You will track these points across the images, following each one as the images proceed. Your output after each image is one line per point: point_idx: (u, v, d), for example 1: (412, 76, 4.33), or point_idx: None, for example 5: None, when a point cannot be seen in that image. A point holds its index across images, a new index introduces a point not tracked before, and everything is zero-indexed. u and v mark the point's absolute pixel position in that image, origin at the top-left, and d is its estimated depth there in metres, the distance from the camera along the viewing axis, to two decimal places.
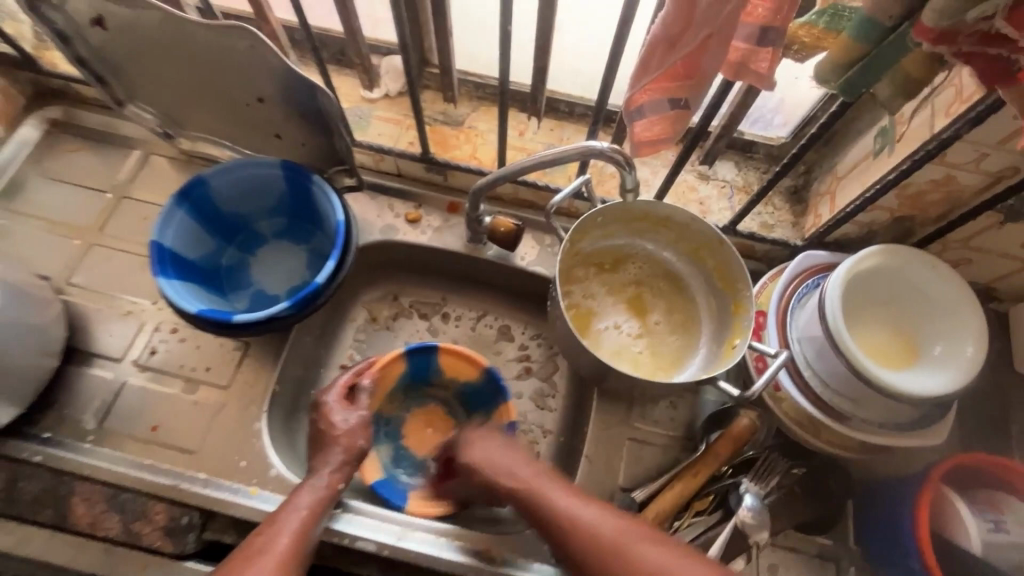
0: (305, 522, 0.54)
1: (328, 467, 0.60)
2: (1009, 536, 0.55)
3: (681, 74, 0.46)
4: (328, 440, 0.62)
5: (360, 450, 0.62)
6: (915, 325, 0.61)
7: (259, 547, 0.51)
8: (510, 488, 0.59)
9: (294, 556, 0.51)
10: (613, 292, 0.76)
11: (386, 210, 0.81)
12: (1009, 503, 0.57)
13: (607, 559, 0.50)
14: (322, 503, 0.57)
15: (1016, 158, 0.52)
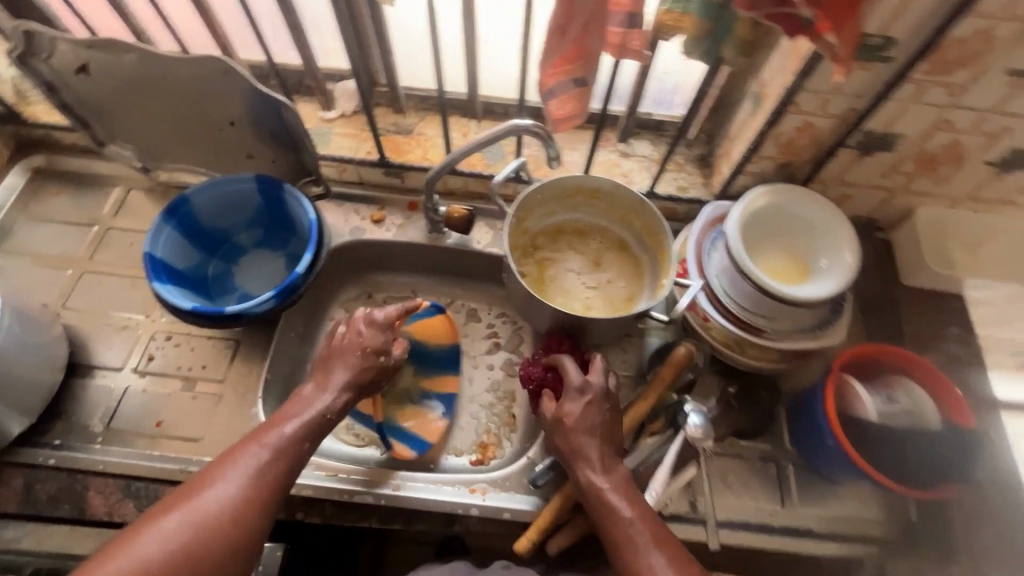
0: (297, 440, 0.60)
1: (337, 382, 0.65)
2: (899, 405, 0.67)
3: (575, 57, 0.58)
4: (351, 350, 0.67)
5: (371, 382, 0.68)
6: (806, 248, 0.74)
7: (250, 457, 0.57)
8: (585, 486, 0.63)
9: (279, 474, 0.58)
10: (570, 251, 0.89)
11: (353, 214, 0.90)
12: (900, 382, 0.69)
13: None
14: (318, 425, 0.62)
15: (849, 98, 0.66)
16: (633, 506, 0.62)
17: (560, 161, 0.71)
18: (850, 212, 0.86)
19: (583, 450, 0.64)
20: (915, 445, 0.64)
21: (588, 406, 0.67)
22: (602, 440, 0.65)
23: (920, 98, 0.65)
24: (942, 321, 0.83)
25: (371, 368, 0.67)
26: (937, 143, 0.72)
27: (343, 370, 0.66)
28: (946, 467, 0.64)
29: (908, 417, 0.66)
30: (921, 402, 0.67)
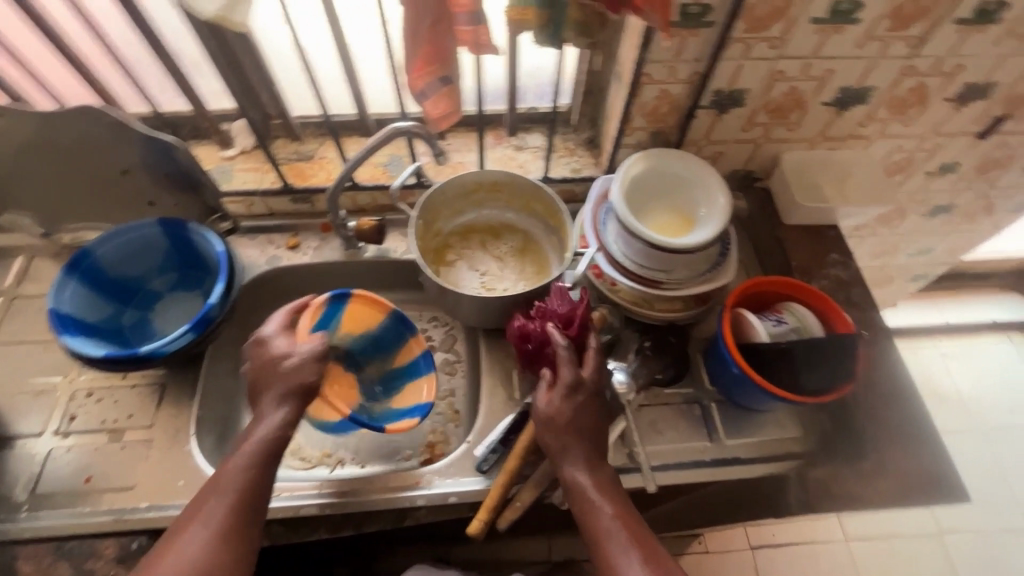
0: (252, 473, 0.60)
1: (274, 406, 0.64)
2: (787, 325, 0.74)
3: (436, 59, 0.63)
4: (271, 368, 0.66)
5: (312, 382, 0.66)
6: (686, 202, 0.80)
7: (209, 505, 0.57)
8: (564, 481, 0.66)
9: (243, 510, 0.58)
10: (481, 249, 0.94)
11: (268, 245, 0.92)
12: (786, 306, 0.76)
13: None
14: (267, 448, 0.61)
15: (691, 63, 0.74)
16: (614, 506, 0.64)
17: (447, 158, 0.76)
18: (728, 168, 0.95)
19: (571, 447, 0.66)
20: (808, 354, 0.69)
21: (580, 406, 0.68)
22: (588, 439, 0.67)
23: (750, 54, 0.74)
24: (824, 249, 0.92)
25: (310, 366, 0.66)
26: (778, 93, 0.81)
27: (273, 387, 0.65)
28: (835, 371, 0.69)
29: (796, 334, 0.74)
30: (804, 320, 0.75)
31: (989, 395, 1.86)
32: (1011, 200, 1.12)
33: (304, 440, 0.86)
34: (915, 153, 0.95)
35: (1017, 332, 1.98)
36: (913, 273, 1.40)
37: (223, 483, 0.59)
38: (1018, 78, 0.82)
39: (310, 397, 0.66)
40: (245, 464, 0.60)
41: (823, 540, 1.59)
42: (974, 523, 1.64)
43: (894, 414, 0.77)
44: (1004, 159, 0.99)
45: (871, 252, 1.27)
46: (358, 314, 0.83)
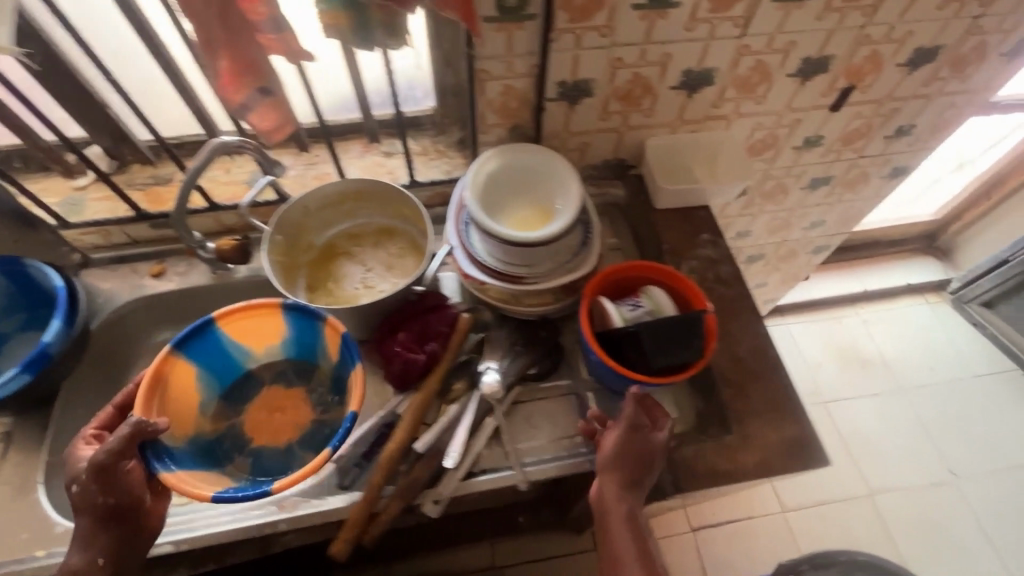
0: None
1: (79, 531, 0.59)
2: (644, 309, 0.75)
3: (244, 70, 0.62)
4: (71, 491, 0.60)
5: (106, 503, 0.59)
6: (545, 196, 0.80)
7: None
8: (602, 502, 0.67)
9: None
10: (361, 257, 0.92)
11: (130, 275, 0.89)
12: (646, 289, 0.77)
13: None
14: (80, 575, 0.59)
15: (526, 56, 0.74)
16: (641, 551, 0.63)
17: (281, 169, 0.77)
18: (598, 158, 0.96)
19: (629, 478, 0.66)
20: (657, 337, 0.70)
21: (647, 453, 0.67)
22: (644, 485, 0.67)
23: (582, 44, 0.74)
24: (696, 229, 0.93)
25: (98, 491, 0.58)
26: (623, 80, 0.81)
27: (77, 514, 0.60)
28: (684, 354, 0.70)
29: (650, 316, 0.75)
30: (660, 303, 0.76)
31: (911, 355, 1.93)
32: (884, 168, 1.17)
33: None
34: (776, 129, 0.98)
35: (933, 293, 2.06)
36: (814, 245, 1.44)
37: None
38: (852, 49, 0.85)
39: (115, 513, 0.60)
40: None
41: (762, 513, 1.62)
42: (904, 480, 1.69)
43: (760, 386, 0.78)
44: (865, 128, 1.03)
45: (766, 228, 1.31)
46: (254, 332, 0.80)
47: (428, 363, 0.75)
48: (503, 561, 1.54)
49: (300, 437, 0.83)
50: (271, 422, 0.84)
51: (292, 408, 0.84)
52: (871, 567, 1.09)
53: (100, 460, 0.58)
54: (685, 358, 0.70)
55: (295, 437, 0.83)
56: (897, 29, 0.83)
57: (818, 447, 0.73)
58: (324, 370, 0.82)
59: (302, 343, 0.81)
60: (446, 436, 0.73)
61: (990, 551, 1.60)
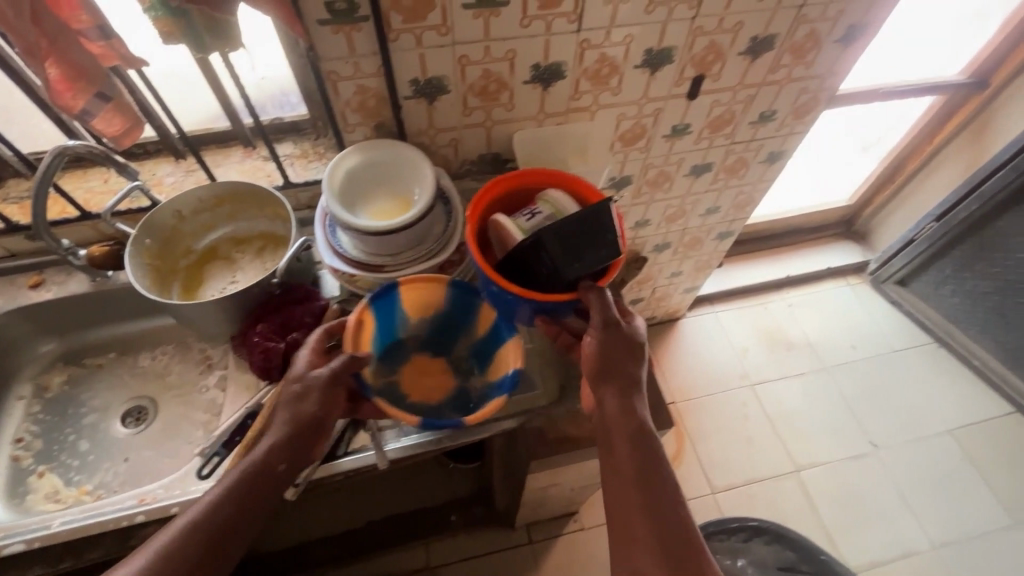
0: (223, 502, 0.60)
1: (273, 436, 0.66)
2: (541, 215, 0.73)
3: (75, 76, 0.65)
4: (289, 394, 0.68)
5: (313, 416, 0.67)
6: (406, 188, 0.84)
7: (177, 522, 0.59)
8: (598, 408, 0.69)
9: (196, 534, 0.58)
10: (242, 261, 0.94)
11: (7, 287, 0.90)
12: (542, 196, 0.75)
13: (614, 503, 0.64)
14: (257, 477, 0.63)
15: (369, 55, 0.78)
16: (641, 450, 0.65)
17: (138, 171, 0.82)
18: (472, 153, 1.00)
19: (620, 381, 0.69)
20: (563, 241, 0.65)
21: (630, 357, 0.70)
22: (638, 389, 0.70)
23: (423, 43, 0.79)
24: None
25: (319, 399, 0.67)
26: (475, 77, 0.86)
27: (284, 413, 0.67)
28: (600, 252, 0.66)
29: (547, 219, 0.72)
30: (558, 203, 0.73)
31: (834, 335, 2.01)
32: (760, 152, 1.24)
33: (64, 482, 0.85)
34: (641, 119, 1.04)
35: (854, 275, 2.16)
36: (716, 232, 1.51)
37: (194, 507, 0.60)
38: (690, 40, 0.91)
39: (313, 430, 0.67)
40: (234, 501, 0.61)
41: (692, 496, 1.66)
42: (827, 454, 1.75)
43: None
44: (727, 115, 1.10)
45: (663, 216, 1.37)
46: (420, 301, 0.83)
47: (288, 350, 0.79)
48: (437, 561, 1.54)
49: (449, 398, 0.84)
50: (420, 384, 0.84)
51: (438, 376, 0.86)
52: (765, 531, 1.20)
53: (330, 371, 0.69)
54: (601, 256, 0.65)
55: (444, 398, 0.83)
56: (727, 20, 0.89)
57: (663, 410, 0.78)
58: (466, 344, 0.88)
59: (453, 316, 0.86)
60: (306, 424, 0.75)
61: (909, 515, 1.66)
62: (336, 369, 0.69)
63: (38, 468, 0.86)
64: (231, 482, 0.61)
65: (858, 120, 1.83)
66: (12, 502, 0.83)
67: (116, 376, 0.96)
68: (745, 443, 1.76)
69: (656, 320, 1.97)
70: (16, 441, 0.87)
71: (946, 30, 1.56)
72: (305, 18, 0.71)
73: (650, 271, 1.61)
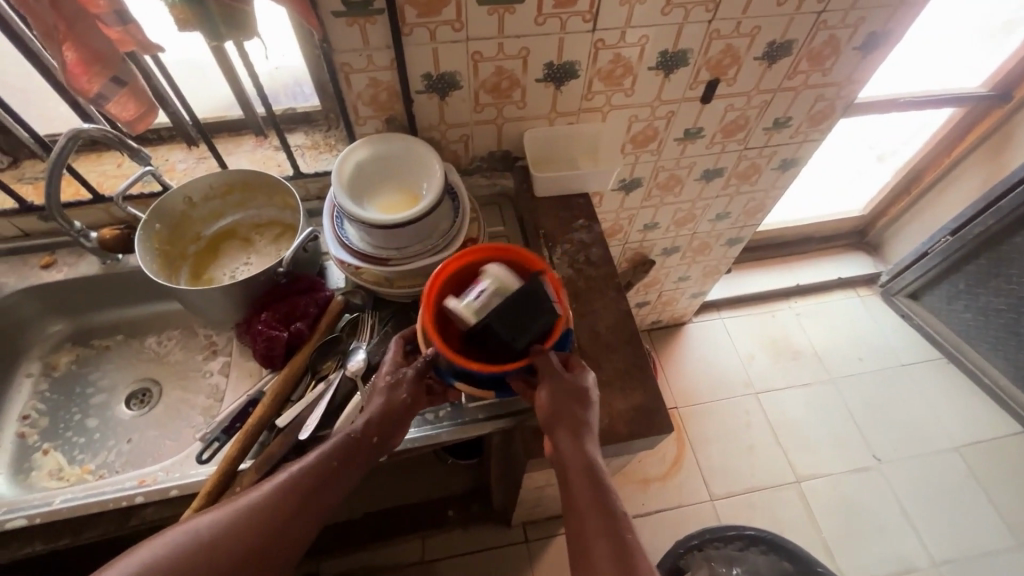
0: (327, 466, 0.63)
1: (367, 413, 0.68)
2: (489, 293, 0.69)
3: (92, 61, 0.65)
4: (382, 381, 0.70)
5: (403, 402, 0.69)
6: (413, 183, 0.84)
7: (286, 472, 0.63)
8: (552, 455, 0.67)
9: (301, 488, 0.61)
10: (249, 248, 0.94)
11: (21, 266, 0.91)
12: (485, 272, 0.71)
13: (575, 549, 0.61)
14: (353, 444, 0.65)
15: (383, 49, 0.79)
16: (597, 490, 0.62)
17: (149, 156, 0.83)
18: (482, 150, 1.00)
19: (566, 425, 0.66)
20: (512, 315, 0.66)
21: (574, 398, 0.68)
22: (590, 430, 0.67)
23: (437, 38, 0.79)
24: (573, 216, 0.98)
25: (407, 389, 0.70)
26: (488, 73, 0.86)
27: (377, 396, 0.69)
28: (547, 312, 0.68)
29: (497, 297, 0.69)
30: (501, 276, 0.70)
31: (842, 346, 1.99)
32: (773, 159, 1.23)
33: (68, 460, 0.87)
34: (653, 121, 1.04)
35: (864, 286, 2.13)
36: (725, 238, 1.50)
37: (301, 462, 0.63)
38: (705, 43, 0.90)
39: (402, 415, 0.69)
40: (330, 460, 0.64)
41: (691, 501, 1.65)
42: (829, 466, 1.74)
43: (614, 358, 0.82)
44: (741, 120, 1.09)
45: (672, 220, 1.36)
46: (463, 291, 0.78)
47: (291, 340, 0.80)
48: (433, 555, 1.55)
49: None
50: None
51: None
52: (760, 542, 1.18)
53: (419, 366, 0.71)
54: (545, 318, 0.68)
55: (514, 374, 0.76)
56: (745, 24, 0.88)
57: (662, 416, 0.78)
58: None
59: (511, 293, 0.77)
60: (306, 415, 0.76)
61: (910, 532, 1.64)
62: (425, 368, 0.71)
63: (43, 445, 0.88)
64: (332, 443, 0.65)
65: (875, 130, 1.81)
66: (18, 477, 0.84)
67: (123, 358, 0.97)
68: (746, 451, 1.75)
69: (662, 323, 1.96)
70: (23, 418, 0.89)
71: (968, 41, 1.54)
72: (320, 9, 0.72)
73: (656, 275, 1.60)
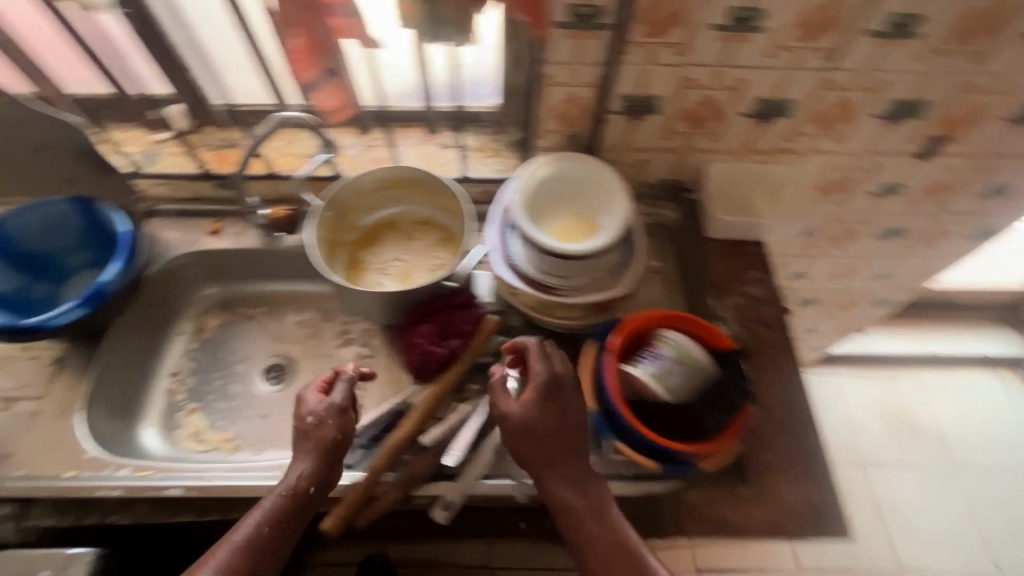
0: (263, 532, 0.62)
1: (299, 465, 0.65)
2: (670, 360, 0.68)
3: (316, 50, 0.64)
4: (302, 433, 0.67)
5: (334, 439, 0.67)
6: (591, 211, 0.78)
7: (218, 552, 0.60)
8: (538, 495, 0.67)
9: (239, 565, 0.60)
10: (401, 244, 0.92)
11: (191, 229, 0.94)
12: (660, 336, 0.71)
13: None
14: (290, 504, 0.64)
15: (594, 65, 0.73)
16: (590, 513, 0.63)
17: (336, 148, 0.83)
18: (654, 177, 0.92)
19: (536, 461, 0.64)
20: (698, 394, 0.67)
21: (542, 427, 0.64)
22: (564, 457, 0.64)
23: (655, 59, 0.72)
24: (747, 265, 0.89)
25: (342, 425, 0.68)
26: (692, 101, 0.78)
27: (302, 446, 0.67)
28: (736, 396, 0.67)
29: (679, 364, 0.68)
30: (682, 346, 0.69)
31: (970, 431, 1.77)
32: (968, 227, 1.07)
33: (209, 425, 0.90)
34: (852, 171, 0.92)
35: (1008, 367, 1.88)
36: (876, 298, 1.34)
37: (233, 538, 0.61)
38: (949, 96, 0.78)
39: (337, 453, 0.67)
40: (268, 522, 0.62)
41: (773, 568, 1.53)
42: (937, 562, 1.56)
43: (784, 438, 0.74)
44: (952, 182, 0.95)
45: (825, 273, 1.23)
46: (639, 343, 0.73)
47: (445, 356, 0.78)
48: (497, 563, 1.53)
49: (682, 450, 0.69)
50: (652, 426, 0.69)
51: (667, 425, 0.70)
52: None
53: (338, 401, 0.69)
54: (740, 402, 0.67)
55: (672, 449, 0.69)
56: (1007, 81, 0.75)
57: (836, 516, 0.69)
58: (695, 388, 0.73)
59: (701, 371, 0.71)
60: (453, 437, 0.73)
61: None
62: (338, 400, 0.69)
63: (189, 405, 0.91)
64: (268, 505, 0.63)
65: None
66: (165, 433, 0.88)
67: (263, 331, 0.98)
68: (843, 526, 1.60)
69: None
70: (173, 376, 0.92)
71: None
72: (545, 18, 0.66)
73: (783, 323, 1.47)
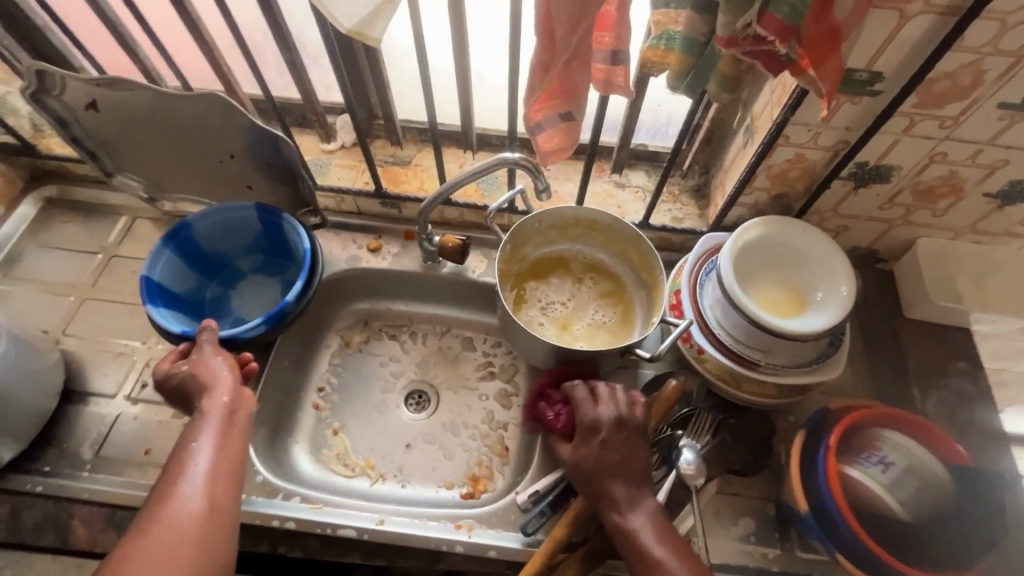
0: (219, 442, 0.60)
1: (219, 383, 0.64)
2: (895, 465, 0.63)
3: (559, 93, 0.59)
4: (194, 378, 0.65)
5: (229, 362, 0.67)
6: (802, 282, 0.72)
7: (179, 469, 0.57)
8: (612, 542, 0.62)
9: (215, 472, 0.57)
10: (563, 284, 0.87)
11: (350, 242, 0.92)
12: (880, 436, 0.65)
13: None
14: (231, 410, 0.63)
15: (840, 129, 0.66)
16: (665, 545, 0.58)
17: (545, 182, 0.72)
18: (850, 245, 0.85)
19: (605, 492, 0.61)
20: (927, 512, 0.62)
21: (603, 453, 0.63)
22: (631, 485, 0.62)
23: (913, 131, 0.65)
24: (949, 354, 0.81)
25: (215, 356, 0.67)
26: (933, 176, 0.71)
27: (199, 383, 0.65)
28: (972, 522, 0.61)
29: (906, 471, 0.63)
30: (909, 450, 0.63)
31: None
32: None
33: (353, 447, 0.88)
34: None
35: None
36: None
37: (193, 453, 0.58)
38: None
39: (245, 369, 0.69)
40: (214, 434, 0.60)
41: None
42: None
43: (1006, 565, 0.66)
44: None
45: None
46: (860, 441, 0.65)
47: None
48: None
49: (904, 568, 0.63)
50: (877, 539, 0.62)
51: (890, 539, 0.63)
52: None
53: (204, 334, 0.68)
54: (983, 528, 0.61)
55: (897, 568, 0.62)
56: None
57: None
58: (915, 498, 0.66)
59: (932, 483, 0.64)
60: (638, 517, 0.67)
61: None
62: (207, 342, 0.68)
63: (334, 424, 0.89)
64: (200, 425, 0.60)
65: None
66: (313, 454, 0.87)
67: (405, 354, 0.95)
68: None
69: None
70: (320, 392, 0.90)
71: None
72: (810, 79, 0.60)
73: None
